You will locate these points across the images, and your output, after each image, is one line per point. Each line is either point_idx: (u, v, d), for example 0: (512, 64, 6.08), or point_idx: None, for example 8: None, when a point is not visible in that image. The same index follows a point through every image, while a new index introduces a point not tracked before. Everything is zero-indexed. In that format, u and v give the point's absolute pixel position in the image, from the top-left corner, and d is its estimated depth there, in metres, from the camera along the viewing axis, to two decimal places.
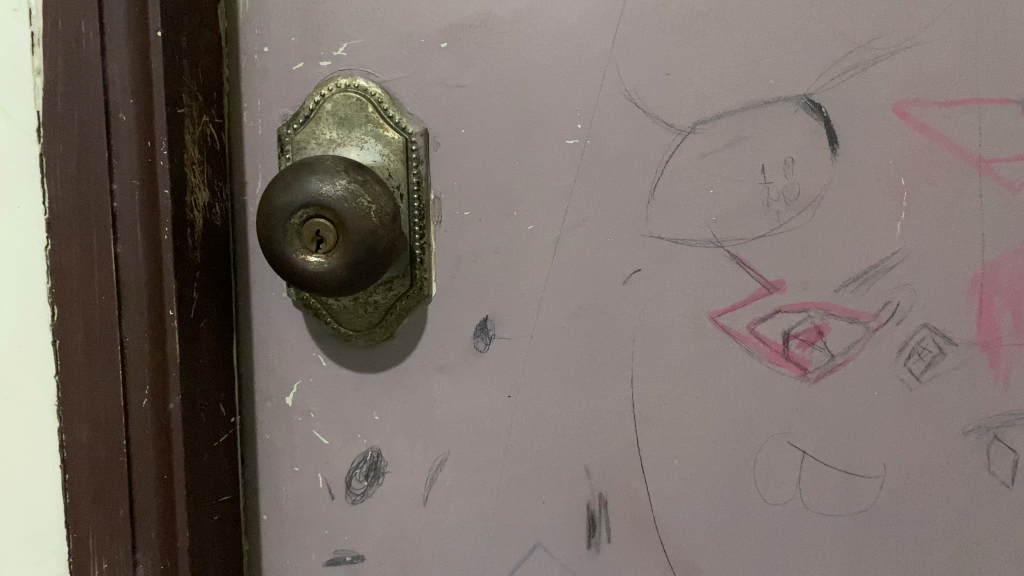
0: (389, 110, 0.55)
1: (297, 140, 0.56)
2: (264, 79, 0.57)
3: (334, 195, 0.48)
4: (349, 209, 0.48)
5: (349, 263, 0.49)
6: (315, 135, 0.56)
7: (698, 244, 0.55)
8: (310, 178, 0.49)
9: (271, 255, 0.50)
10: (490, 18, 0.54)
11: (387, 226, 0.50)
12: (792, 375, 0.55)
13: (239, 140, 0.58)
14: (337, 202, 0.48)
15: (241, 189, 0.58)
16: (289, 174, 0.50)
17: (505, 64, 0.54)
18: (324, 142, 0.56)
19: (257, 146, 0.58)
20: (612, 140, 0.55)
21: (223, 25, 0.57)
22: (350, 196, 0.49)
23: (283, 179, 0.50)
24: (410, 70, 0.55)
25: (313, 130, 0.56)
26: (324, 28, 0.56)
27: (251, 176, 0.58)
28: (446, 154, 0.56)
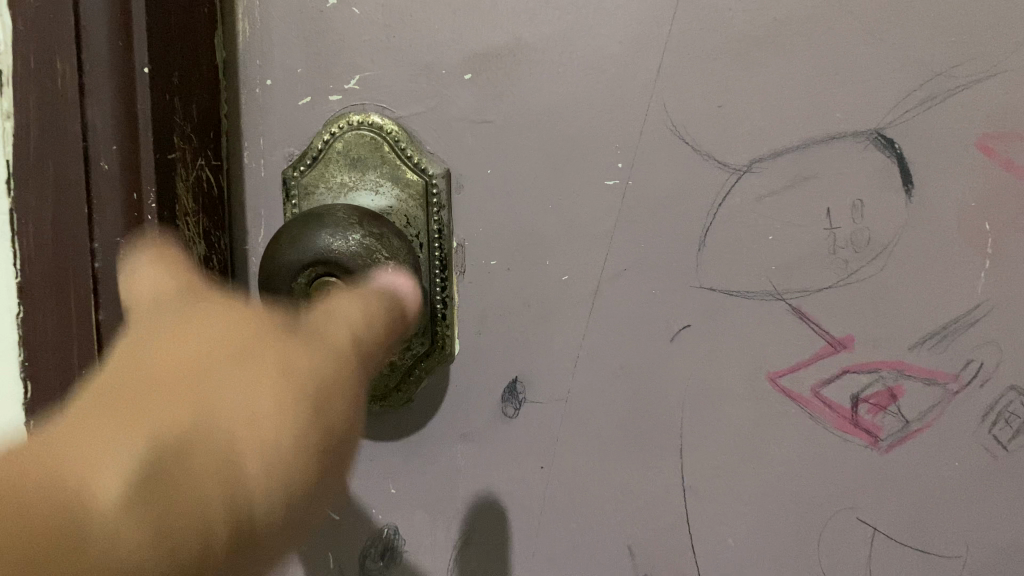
0: (407, 149, 0.49)
1: (303, 183, 0.50)
2: (267, 115, 0.50)
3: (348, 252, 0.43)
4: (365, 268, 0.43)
5: None
6: (325, 179, 0.50)
7: (756, 297, 0.49)
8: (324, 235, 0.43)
9: None
10: (519, 46, 0.48)
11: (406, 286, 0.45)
12: (862, 444, 0.49)
13: (239, 182, 0.51)
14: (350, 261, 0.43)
15: (242, 236, 0.52)
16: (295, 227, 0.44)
17: (536, 97, 0.48)
18: (334, 185, 0.50)
19: (258, 188, 0.51)
20: (657, 181, 0.49)
21: (220, 52, 0.50)
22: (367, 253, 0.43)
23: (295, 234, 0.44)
24: (430, 105, 0.49)
25: (322, 173, 0.50)
26: (334, 58, 0.49)
27: (253, 222, 0.51)
28: (471, 198, 0.50)
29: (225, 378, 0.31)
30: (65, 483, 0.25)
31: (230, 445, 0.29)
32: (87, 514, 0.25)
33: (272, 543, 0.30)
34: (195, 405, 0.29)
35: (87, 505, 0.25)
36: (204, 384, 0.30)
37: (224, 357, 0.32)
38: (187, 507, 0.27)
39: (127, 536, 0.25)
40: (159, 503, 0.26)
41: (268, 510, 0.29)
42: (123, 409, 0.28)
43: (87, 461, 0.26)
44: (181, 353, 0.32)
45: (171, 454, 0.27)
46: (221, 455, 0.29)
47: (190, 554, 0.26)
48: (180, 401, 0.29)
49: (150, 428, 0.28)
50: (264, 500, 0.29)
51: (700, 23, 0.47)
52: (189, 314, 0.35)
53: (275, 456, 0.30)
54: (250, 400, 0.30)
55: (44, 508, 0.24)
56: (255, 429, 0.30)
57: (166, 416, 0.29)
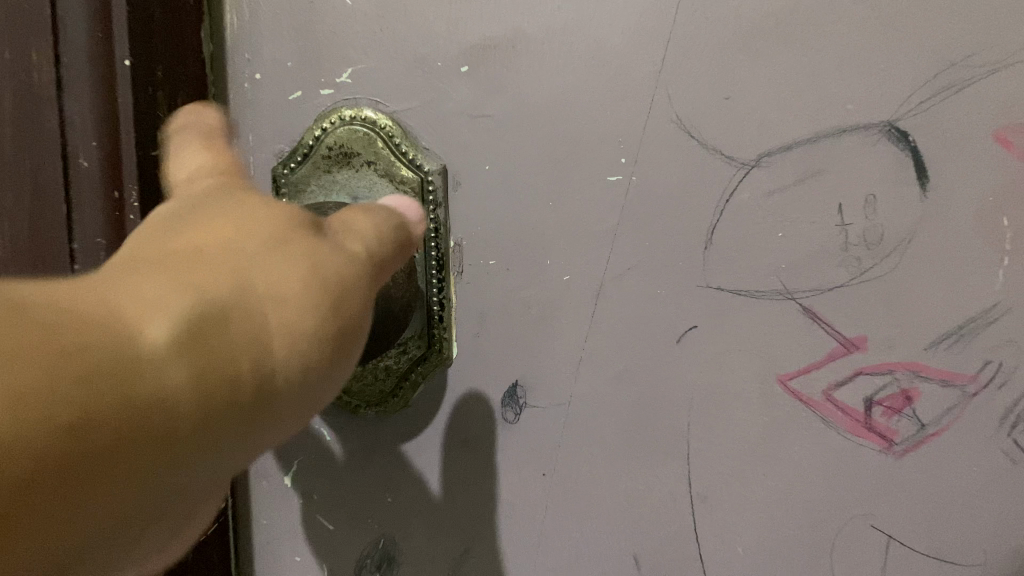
0: (402, 145, 0.47)
1: (295, 180, 0.49)
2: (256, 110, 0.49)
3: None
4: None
5: None
6: (317, 175, 0.48)
7: (765, 297, 0.47)
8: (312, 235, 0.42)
9: None
10: (517, 37, 0.46)
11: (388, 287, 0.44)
12: (875, 448, 0.47)
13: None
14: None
15: None
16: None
17: (535, 91, 0.47)
18: (326, 182, 0.48)
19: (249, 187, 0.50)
20: (661, 176, 0.47)
21: (207, 48, 0.49)
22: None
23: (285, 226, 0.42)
24: (425, 99, 0.47)
25: (314, 169, 0.48)
26: (326, 51, 0.47)
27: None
28: (468, 196, 0.48)
29: (257, 257, 0.25)
30: (114, 308, 0.22)
31: (247, 298, 0.24)
32: (138, 365, 0.21)
33: (285, 417, 0.25)
34: (219, 268, 0.24)
35: (137, 338, 0.22)
36: (237, 242, 0.26)
37: (256, 237, 0.26)
38: (226, 361, 0.23)
39: (171, 382, 0.22)
40: (205, 353, 0.23)
41: (290, 380, 0.24)
42: (181, 266, 0.24)
43: (136, 300, 0.22)
44: (186, 235, 0.26)
45: (202, 318, 0.23)
46: (250, 336, 0.24)
47: (191, 412, 0.22)
48: (206, 272, 0.24)
49: (191, 282, 0.24)
50: (290, 372, 0.24)
51: (705, 12, 0.45)
52: (188, 206, 0.28)
53: (305, 332, 0.25)
54: (276, 265, 0.25)
55: (89, 350, 0.20)
56: (284, 308, 0.25)
57: (197, 280, 0.24)
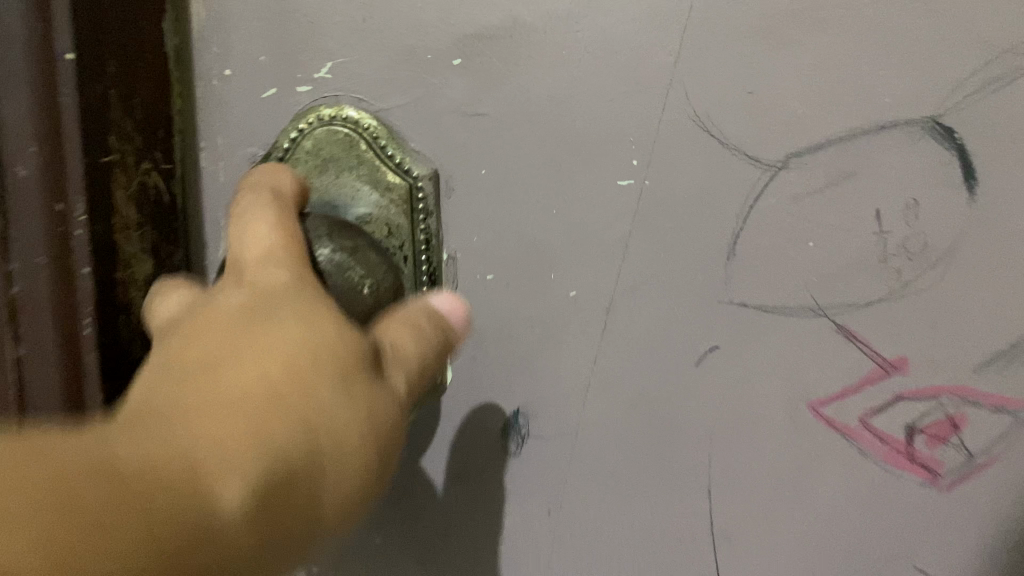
0: (388, 147, 0.42)
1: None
2: (225, 110, 0.43)
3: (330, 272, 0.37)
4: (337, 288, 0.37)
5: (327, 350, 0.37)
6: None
7: (794, 314, 0.42)
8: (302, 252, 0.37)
9: None
10: (515, 25, 0.41)
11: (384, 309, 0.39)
12: (919, 481, 0.43)
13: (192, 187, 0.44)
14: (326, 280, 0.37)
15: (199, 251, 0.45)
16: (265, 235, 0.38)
17: (537, 86, 0.42)
18: None
19: (217, 195, 0.44)
20: (678, 180, 0.42)
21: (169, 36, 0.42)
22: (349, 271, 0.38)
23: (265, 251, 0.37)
24: (413, 96, 0.42)
25: None
26: (302, 43, 0.42)
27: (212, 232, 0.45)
28: (462, 204, 0.43)
29: (329, 402, 0.27)
30: (195, 465, 0.23)
31: (311, 443, 0.26)
32: (214, 536, 0.22)
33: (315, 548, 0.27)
34: (285, 416, 0.25)
35: (214, 509, 0.22)
36: (304, 375, 0.27)
37: (327, 378, 0.27)
38: (287, 517, 0.25)
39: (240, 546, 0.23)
40: (270, 515, 0.24)
41: (332, 525, 0.26)
42: (269, 396, 0.26)
43: (217, 457, 0.23)
44: (255, 355, 0.27)
45: (278, 477, 0.24)
46: (307, 493, 0.25)
47: (245, 565, 0.23)
48: (287, 416, 0.25)
49: (269, 438, 0.25)
50: (332, 520, 0.26)
51: None
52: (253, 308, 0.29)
53: (358, 475, 0.27)
54: (336, 403, 0.27)
55: (169, 529, 0.21)
56: (341, 463, 0.26)
57: (281, 426, 0.25)
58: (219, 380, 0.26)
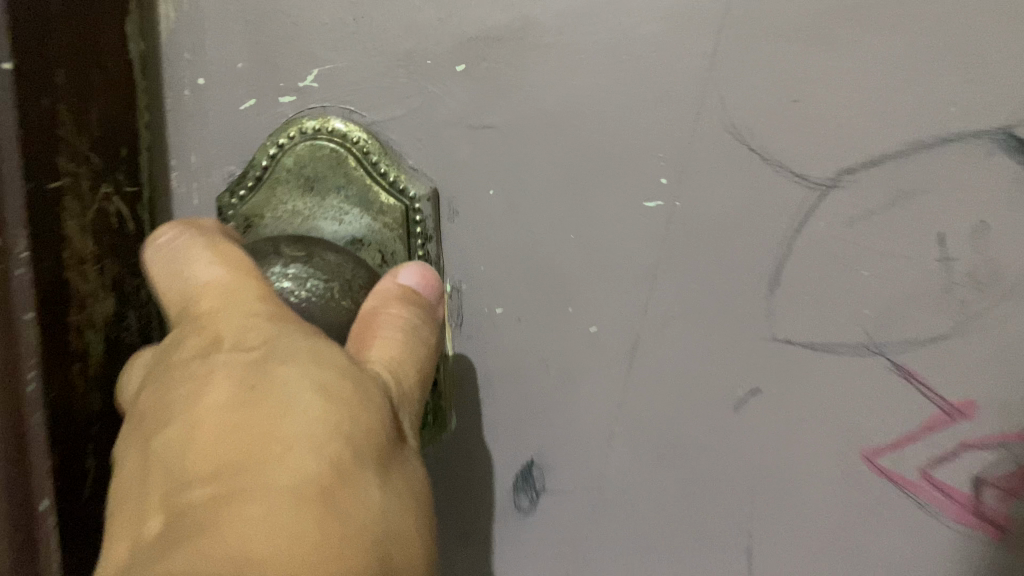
0: (381, 164, 0.37)
1: (245, 215, 0.37)
2: (198, 123, 0.38)
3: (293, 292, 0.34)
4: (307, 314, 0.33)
5: None
6: (272, 207, 0.37)
7: (845, 352, 0.37)
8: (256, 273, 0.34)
9: None
10: (527, 26, 0.36)
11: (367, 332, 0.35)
12: (984, 537, 0.38)
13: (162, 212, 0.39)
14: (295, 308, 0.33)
15: None
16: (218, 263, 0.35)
17: (552, 94, 0.37)
18: (284, 214, 0.37)
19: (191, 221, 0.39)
20: (714, 201, 0.37)
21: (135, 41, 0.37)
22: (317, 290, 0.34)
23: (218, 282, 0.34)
24: (412, 106, 0.37)
25: (268, 199, 0.37)
26: (284, 48, 0.37)
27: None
28: (468, 228, 0.38)
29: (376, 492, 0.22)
30: None
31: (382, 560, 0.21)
32: None
33: None
34: (343, 529, 0.21)
35: None
36: (346, 468, 0.22)
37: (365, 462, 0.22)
38: None
39: None
40: None
41: None
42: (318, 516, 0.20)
43: None
44: (286, 458, 0.21)
45: None
46: None
47: None
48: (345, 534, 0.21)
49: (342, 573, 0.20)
50: None
51: None
52: (239, 385, 0.23)
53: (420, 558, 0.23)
54: (384, 498, 0.22)
55: None
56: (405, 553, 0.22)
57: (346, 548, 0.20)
58: (261, 509, 0.20)
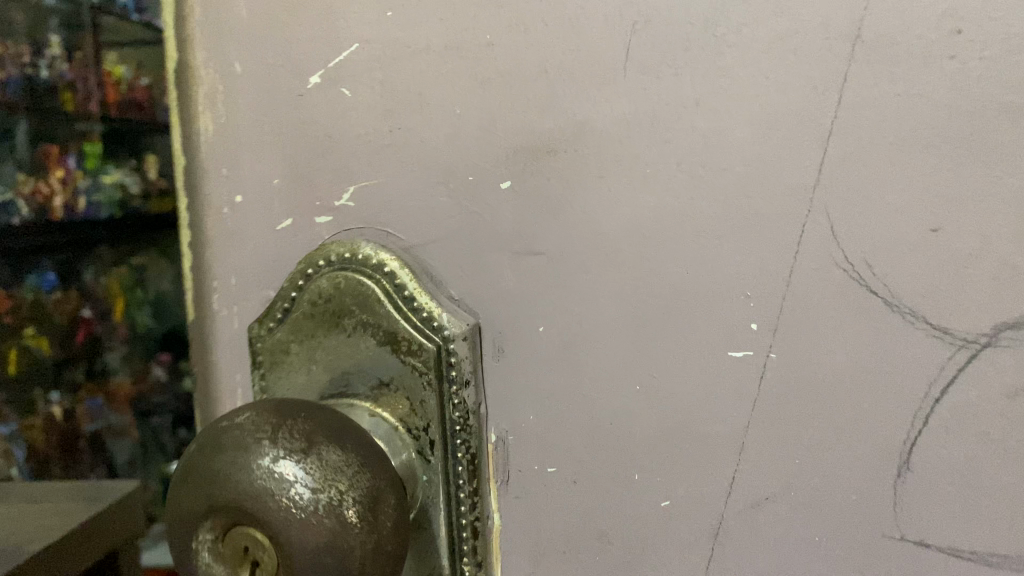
0: (413, 299, 0.31)
1: (271, 349, 0.33)
2: (235, 242, 0.35)
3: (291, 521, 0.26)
4: (302, 537, 0.26)
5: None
6: (301, 342, 0.33)
7: (1006, 563, 0.27)
8: (263, 480, 0.26)
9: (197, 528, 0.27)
10: (581, 135, 0.30)
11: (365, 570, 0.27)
12: None
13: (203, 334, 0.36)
14: (292, 529, 0.26)
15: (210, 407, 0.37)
16: (242, 435, 0.27)
17: (612, 218, 0.30)
18: (313, 351, 0.33)
19: (232, 348, 0.36)
20: (818, 354, 0.28)
21: None
22: (339, 527, 0.26)
23: (209, 474, 0.27)
24: (451, 227, 0.32)
25: (297, 334, 0.33)
26: (320, 162, 0.33)
27: (227, 392, 0.36)
28: (515, 370, 0.32)
29: None
30: None
31: None
32: None
33: None
34: None
35: None
36: None
37: None
38: None
39: None
40: None
41: None
42: None
43: None
44: None
45: None
46: None
47: None
48: None
49: None
50: None
51: (883, 90, 0.27)
52: None
53: None
54: None
55: None
56: None
57: None
58: None
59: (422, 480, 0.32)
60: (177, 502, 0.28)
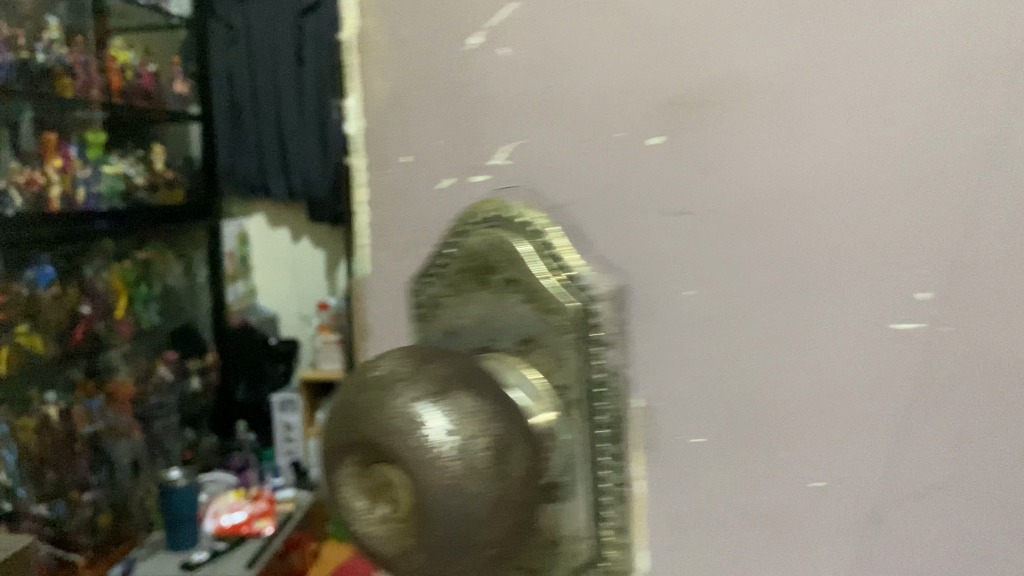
0: (560, 257, 0.31)
1: (428, 302, 0.34)
2: (392, 200, 0.35)
3: (425, 458, 0.27)
4: (432, 473, 0.27)
5: (423, 539, 0.28)
6: (455, 297, 0.33)
7: None
8: (396, 416, 0.28)
9: (343, 461, 0.30)
10: (736, 89, 0.29)
11: (494, 514, 0.28)
12: None
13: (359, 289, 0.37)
14: (424, 464, 0.27)
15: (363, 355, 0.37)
16: (387, 380, 0.29)
17: (766, 177, 0.28)
18: (463, 309, 0.33)
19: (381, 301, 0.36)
20: (991, 326, 0.26)
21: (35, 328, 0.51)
22: (466, 468, 0.28)
23: (353, 413, 0.29)
24: (598, 183, 0.31)
25: (452, 290, 0.33)
26: (482, 120, 0.32)
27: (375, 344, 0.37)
28: (659, 336, 0.30)
29: None
30: None
31: None
32: None
33: None
34: None
35: None
36: None
37: None
38: None
39: None
40: None
41: None
42: None
43: None
44: None
45: None
46: None
47: None
48: None
49: None
50: None
51: None
52: None
53: None
54: None
55: None
56: None
57: None
58: None
59: (564, 441, 0.31)
60: (329, 438, 0.30)
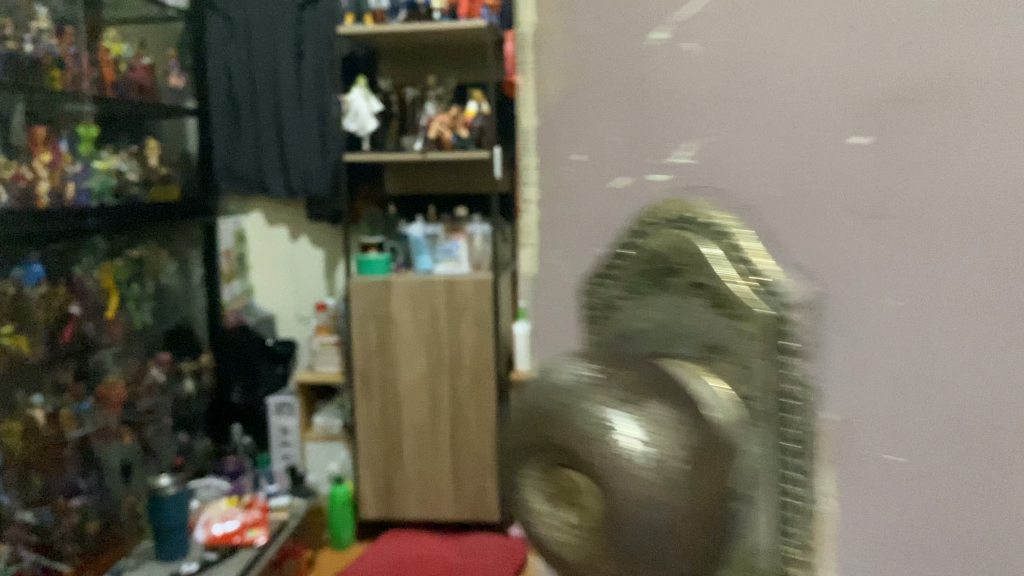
0: (754, 260, 0.28)
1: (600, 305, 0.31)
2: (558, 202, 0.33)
3: (618, 462, 0.25)
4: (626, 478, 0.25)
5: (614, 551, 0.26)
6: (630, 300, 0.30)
7: None
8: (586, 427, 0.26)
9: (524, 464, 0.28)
10: (957, 79, 0.24)
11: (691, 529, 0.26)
12: None
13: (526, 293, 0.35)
14: (616, 469, 0.25)
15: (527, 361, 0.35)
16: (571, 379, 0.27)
17: (992, 180, 0.24)
18: (640, 312, 0.30)
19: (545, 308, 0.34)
20: None
21: None
22: (662, 475, 0.25)
23: (534, 421, 0.27)
24: (791, 186, 0.28)
25: (628, 292, 0.31)
26: (666, 117, 0.30)
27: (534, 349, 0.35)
28: (855, 353, 0.27)
29: None
30: None
31: None
32: None
33: None
34: None
35: None
36: None
37: None
38: None
39: None
40: None
41: None
42: None
43: None
44: None
45: None
46: None
47: None
48: None
49: None
50: None
51: None
52: None
53: None
54: None
55: None
56: None
57: None
58: None
59: (754, 455, 0.27)
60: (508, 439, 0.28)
